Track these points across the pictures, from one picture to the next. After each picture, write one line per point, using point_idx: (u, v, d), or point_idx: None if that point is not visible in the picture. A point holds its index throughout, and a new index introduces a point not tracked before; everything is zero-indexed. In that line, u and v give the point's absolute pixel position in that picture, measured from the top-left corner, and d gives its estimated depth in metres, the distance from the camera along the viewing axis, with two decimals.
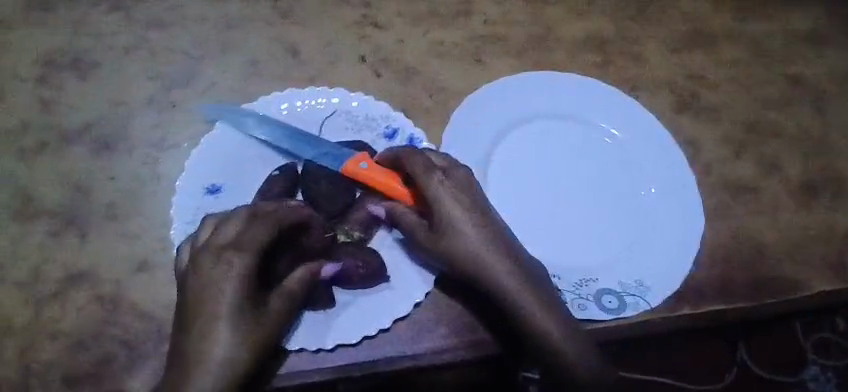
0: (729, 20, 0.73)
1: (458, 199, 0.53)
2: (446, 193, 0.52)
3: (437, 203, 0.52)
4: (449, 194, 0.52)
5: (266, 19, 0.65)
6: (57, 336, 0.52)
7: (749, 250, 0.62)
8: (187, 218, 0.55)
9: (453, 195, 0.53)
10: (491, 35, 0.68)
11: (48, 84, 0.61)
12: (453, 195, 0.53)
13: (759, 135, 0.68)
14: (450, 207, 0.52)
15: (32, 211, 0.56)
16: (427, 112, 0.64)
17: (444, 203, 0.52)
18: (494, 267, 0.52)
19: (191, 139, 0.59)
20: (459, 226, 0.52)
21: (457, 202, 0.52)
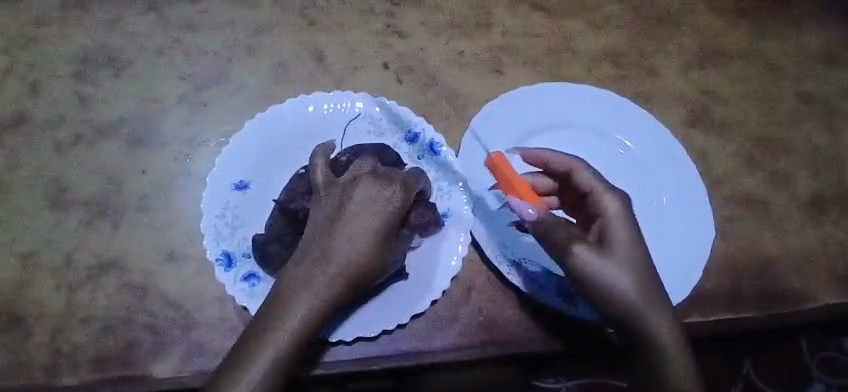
0: (744, 40, 0.75)
1: (628, 219, 0.51)
2: (622, 213, 0.51)
3: (608, 221, 0.51)
4: (623, 214, 0.51)
5: (294, 24, 0.67)
6: (87, 321, 0.54)
7: (758, 262, 0.64)
8: (216, 212, 0.57)
9: (624, 217, 0.51)
10: (511, 47, 0.70)
11: (83, 79, 0.63)
12: (629, 217, 0.51)
13: (771, 151, 0.70)
14: (619, 226, 0.51)
15: (65, 201, 0.59)
16: (447, 119, 0.66)
17: (613, 221, 0.51)
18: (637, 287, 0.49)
19: (220, 136, 0.62)
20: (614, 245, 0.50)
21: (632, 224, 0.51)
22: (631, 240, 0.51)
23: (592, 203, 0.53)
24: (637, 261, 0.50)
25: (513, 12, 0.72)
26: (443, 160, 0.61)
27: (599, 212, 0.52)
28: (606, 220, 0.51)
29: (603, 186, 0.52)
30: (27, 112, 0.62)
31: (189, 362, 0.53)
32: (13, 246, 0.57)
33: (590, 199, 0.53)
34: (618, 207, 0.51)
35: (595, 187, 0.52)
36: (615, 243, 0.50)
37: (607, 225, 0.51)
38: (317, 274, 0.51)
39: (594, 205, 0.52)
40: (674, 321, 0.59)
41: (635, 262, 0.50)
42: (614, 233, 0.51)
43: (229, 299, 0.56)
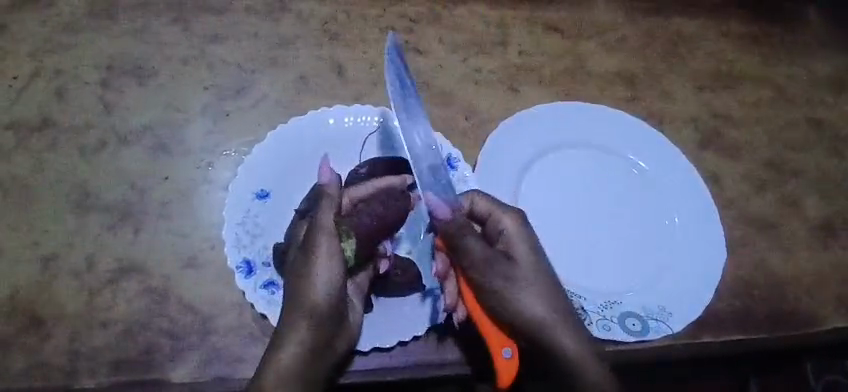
0: (755, 64, 0.76)
1: (529, 241, 0.55)
2: (524, 235, 0.55)
3: (510, 242, 0.54)
4: (525, 235, 0.55)
5: (316, 38, 0.69)
6: (107, 324, 0.55)
7: (768, 283, 0.64)
8: (237, 219, 0.58)
9: (524, 239, 0.54)
10: (527, 66, 0.71)
11: (108, 86, 0.65)
12: (530, 238, 0.55)
13: (781, 174, 0.71)
14: (520, 246, 0.54)
15: (88, 205, 0.59)
16: (463, 135, 0.67)
17: (516, 241, 0.54)
18: (537, 295, 0.52)
19: (241, 146, 0.63)
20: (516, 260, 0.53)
21: (533, 245, 0.54)
22: (532, 256, 0.54)
23: (491, 226, 0.55)
24: (535, 272, 0.53)
25: (529, 32, 0.73)
26: (460, 175, 0.62)
27: (500, 232, 0.55)
28: (508, 237, 0.54)
29: (501, 211, 0.55)
30: (53, 117, 0.63)
31: (207, 368, 0.54)
32: (35, 248, 0.57)
33: (490, 223, 0.56)
34: (519, 229, 0.55)
35: (498, 213, 0.55)
36: (515, 257, 0.54)
37: (507, 247, 0.54)
38: (299, 308, 0.50)
39: (492, 228, 0.55)
40: (685, 340, 0.60)
41: (531, 272, 0.53)
42: (514, 251, 0.54)
43: (248, 307, 0.57)
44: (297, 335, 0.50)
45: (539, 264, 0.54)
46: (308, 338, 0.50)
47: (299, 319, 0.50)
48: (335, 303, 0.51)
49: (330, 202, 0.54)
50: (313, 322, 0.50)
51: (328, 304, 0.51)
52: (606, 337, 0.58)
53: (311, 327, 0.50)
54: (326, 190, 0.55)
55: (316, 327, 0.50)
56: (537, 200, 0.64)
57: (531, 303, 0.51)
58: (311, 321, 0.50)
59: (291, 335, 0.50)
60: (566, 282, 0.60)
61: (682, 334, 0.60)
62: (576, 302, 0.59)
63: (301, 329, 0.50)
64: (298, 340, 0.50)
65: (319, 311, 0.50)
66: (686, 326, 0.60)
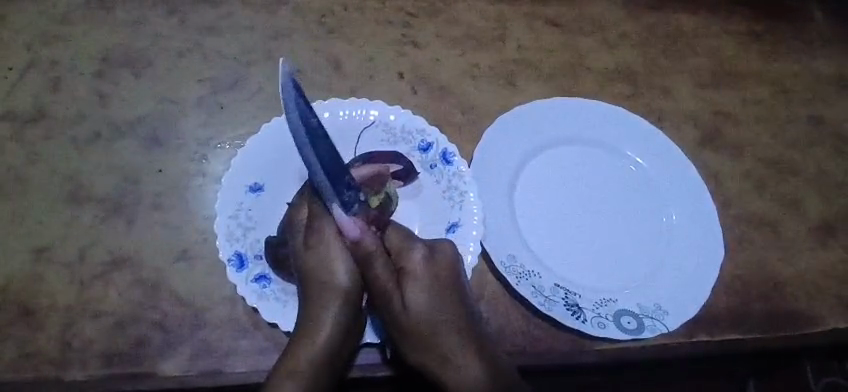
0: (755, 62, 0.75)
1: (425, 281, 0.53)
2: (424, 275, 0.53)
3: (408, 280, 0.53)
4: (423, 273, 0.53)
5: (313, 32, 0.68)
6: (98, 316, 0.55)
7: (768, 282, 0.64)
8: (229, 213, 0.58)
9: (421, 278, 0.53)
10: (526, 61, 0.71)
11: (103, 78, 0.64)
12: (431, 276, 0.53)
13: (782, 173, 0.70)
14: (416, 287, 0.53)
15: (81, 196, 0.59)
16: (460, 130, 0.66)
17: (413, 281, 0.53)
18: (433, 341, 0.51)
19: (235, 139, 0.63)
20: (408, 302, 0.53)
21: (430, 285, 0.53)
22: (424, 298, 0.53)
23: (394, 259, 0.54)
24: (420, 317, 0.52)
25: (529, 27, 0.73)
26: (456, 169, 0.61)
27: (401, 266, 0.54)
28: (405, 275, 0.54)
29: (408, 244, 0.55)
30: (48, 107, 0.62)
31: (197, 361, 0.54)
32: (28, 239, 0.57)
33: (396, 254, 0.55)
34: (420, 266, 0.54)
35: (404, 246, 0.55)
36: (409, 298, 0.53)
37: (403, 284, 0.53)
38: (327, 293, 0.53)
39: (394, 261, 0.54)
40: (680, 339, 0.59)
41: (417, 317, 0.52)
42: (408, 289, 0.53)
43: (241, 301, 0.56)
44: (332, 316, 0.52)
45: (432, 308, 0.52)
46: (341, 320, 0.52)
47: (331, 301, 0.53)
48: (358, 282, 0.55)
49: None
50: (345, 301, 0.53)
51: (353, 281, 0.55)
52: (600, 335, 0.57)
53: (342, 306, 0.53)
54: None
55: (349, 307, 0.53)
56: (532, 196, 0.63)
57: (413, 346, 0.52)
58: (340, 300, 0.53)
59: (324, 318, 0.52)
60: (560, 279, 0.59)
61: (677, 333, 0.59)
62: (570, 299, 0.58)
63: (333, 310, 0.52)
64: (330, 322, 0.52)
65: (347, 292, 0.54)
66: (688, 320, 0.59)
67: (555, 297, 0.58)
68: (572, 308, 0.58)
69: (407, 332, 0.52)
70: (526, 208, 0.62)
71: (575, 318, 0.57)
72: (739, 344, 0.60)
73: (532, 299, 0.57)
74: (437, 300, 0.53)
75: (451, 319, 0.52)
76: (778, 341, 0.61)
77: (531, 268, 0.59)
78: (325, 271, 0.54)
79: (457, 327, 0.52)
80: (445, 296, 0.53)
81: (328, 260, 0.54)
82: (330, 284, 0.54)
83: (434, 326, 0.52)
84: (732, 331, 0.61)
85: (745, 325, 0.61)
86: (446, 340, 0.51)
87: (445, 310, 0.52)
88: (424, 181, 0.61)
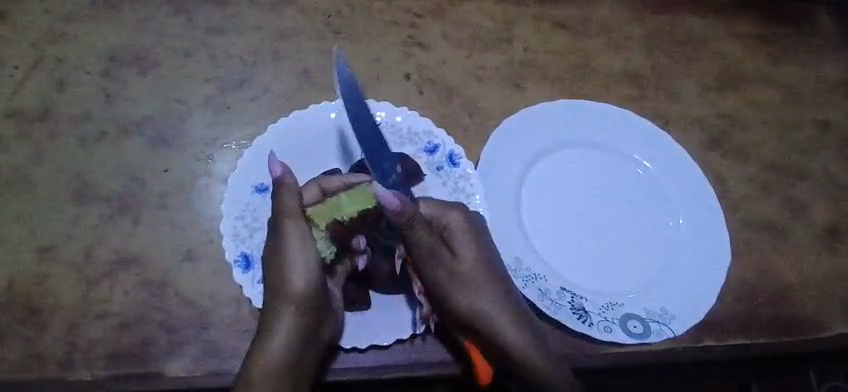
0: (762, 65, 0.75)
1: (471, 239, 0.56)
2: (467, 234, 0.56)
3: (453, 239, 0.56)
4: (467, 232, 0.56)
5: (319, 32, 0.68)
6: (104, 316, 0.55)
7: (774, 286, 0.64)
8: (236, 213, 0.57)
9: (467, 235, 0.56)
10: (533, 63, 0.71)
11: (109, 76, 0.64)
12: (473, 235, 0.56)
13: (789, 177, 0.70)
14: (463, 244, 0.56)
15: (87, 195, 0.59)
16: (467, 132, 0.66)
17: (459, 238, 0.56)
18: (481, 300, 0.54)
19: (241, 139, 0.63)
20: (456, 254, 0.55)
21: (475, 243, 0.56)
22: (471, 254, 0.55)
23: (437, 222, 0.56)
24: (471, 273, 0.55)
25: (536, 28, 0.72)
26: (462, 172, 0.61)
27: (444, 228, 0.56)
28: (449, 234, 0.56)
29: (447, 211, 0.56)
30: (54, 106, 0.62)
31: (203, 362, 0.54)
32: (33, 239, 0.57)
33: (437, 218, 0.56)
34: (462, 227, 0.56)
35: (444, 210, 0.56)
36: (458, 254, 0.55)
37: (449, 242, 0.56)
38: (284, 303, 0.51)
39: (438, 224, 0.56)
40: (685, 344, 0.59)
41: (470, 271, 0.55)
42: (455, 246, 0.55)
43: (246, 301, 0.56)
44: (285, 327, 0.51)
45: (479, 266, 0.55)
46: (296, 332, 0.50)
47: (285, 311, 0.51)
48: (317, 289, 0.52)
49: (291, 191, 0.52)
50: (301, 311, 0.51)
51: (309, 290, 0.51)
52: (606, 339, 0.57)
53: (296, 317, 0.51)
54: (283, 181, 0.52)
55: (303, 319, 0.51)
56: (539, 198, 0.63)
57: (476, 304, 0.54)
58: (294, 311, 0.51)
59: (277, 329, 0.51)
60: (566, 282, 0.59)
61: (683, 337, 0.59)
62: (576, 303, 0.58)
63: (287, 320, 0.51)
64: (283, 335, 0.50)
65: (302, 301, 0.51)
66: (698, 321, 0.60)
67: (561, 301, 0.58)
68: (578, 312, 0.58)
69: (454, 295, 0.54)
70: (532, 211, 0.62)
71: (581, 322, 0.57)
72: (744, 348, 0.60)
73: (538, 302, 0.57)
74: (483, 258, 0.56)
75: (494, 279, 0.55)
76: (783, 345, 0.61)
77: (537, 271, 0.59)
78: (281, 279, 0.52)
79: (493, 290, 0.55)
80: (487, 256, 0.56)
81: (284, 267, 0.52)
82: (285, 293, 0.51)
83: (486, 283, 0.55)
84: (738, 336, 0.61)
85: (751, 330, 0.61)
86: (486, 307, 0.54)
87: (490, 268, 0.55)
88: (430, 183, 0.61)
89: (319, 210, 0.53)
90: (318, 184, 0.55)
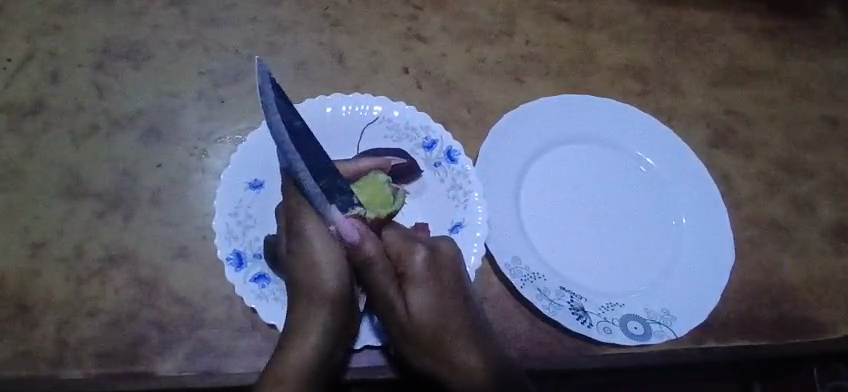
0: (768, 60, 0.73)
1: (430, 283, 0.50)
2: (425, 275, 0.51)
3: (409, 283, 0.50)
4: (425, 270, 0.51)
5: (316, 25, 0.67)
6: (95, 314, 0.54)
7: (780, 286, 0.62)
8: (229, 209, 0.56)
9: (424, 274, 0.51)
10: (534, 56, 0.69)
11: (102, 69, 0.63)
12: (433, 278, 0.51)
13: (795, 174, 0.68)
14: (419, 289, 0.50)
15: (79, 190, 0.58)
16: (465, 127, 0.65)
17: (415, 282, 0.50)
18: (432, 355, 0.50)
19: (236, 133, 0.62)
20: (409, 302, 0.50)
21: (433, 284, 0.50)
22: (425, 298, 0.50)
23: (392, 252, 0.51)
24: (426, 324, 0.49)
25: (538, 21, 0.71)
26: (461, 168, 0.60)
27: (402, 269, 0.51)
28: (406, 277, 0.51)
29: (410, 245, 0.51)
30: (47, 100, 0.61)
31: (195, 361, 0.53)
32: (24, 235, 0.56)
33: (397, 250, 0.51)
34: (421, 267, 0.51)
35: (405, 244, 0.52)
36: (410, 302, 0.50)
37: (405, 284, 0.51)
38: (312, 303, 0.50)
39: (394, 253, 0.51)
40: (688, 345, 0.58)
41: (420, 320, 0.50)
42: (410, 293, 0.50)
43: (239, 300, 0.55)
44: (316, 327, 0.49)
45: (435, 312, 0.50)
46: (331, 327, 0.50)
47: (312, 312, 0.50)
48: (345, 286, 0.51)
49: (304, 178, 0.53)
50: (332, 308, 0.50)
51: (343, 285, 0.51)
52: (605, 340, 0.56)
53: (330, 316, 0.50)
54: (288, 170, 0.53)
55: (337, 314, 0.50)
56: (537, 200, 0.61)
57: (426, 356, 0.50)
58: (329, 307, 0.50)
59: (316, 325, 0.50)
60: (566, 282, 0.58)
61: (686, 338, 0.58)
62: (576, 303, 0.57)
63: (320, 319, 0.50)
64: (318, 330, 0.49)
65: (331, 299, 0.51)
66: (700, 322, 0.58)
67: (561, 301, 0.57)
68: (578, 312, 0.57)
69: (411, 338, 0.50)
70: (531, 211, 0.61)
71: (581, 323, 0.56)
72: (747, 349, 0.59)
73: (538, 303, 0.56)
74: (440, 304, 0.50)
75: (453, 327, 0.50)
76: (788, 346, 0.60)
77: (536, 270, 0.58)
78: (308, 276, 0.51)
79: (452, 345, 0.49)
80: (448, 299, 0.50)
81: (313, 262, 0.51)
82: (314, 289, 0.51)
83: (439, 333, 0.49)
84: (742, 336, 0.59)
85: (755, 330, 0.60)
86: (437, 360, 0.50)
87: (448, 313, 0.50)
88: (427, 179, 0.60)
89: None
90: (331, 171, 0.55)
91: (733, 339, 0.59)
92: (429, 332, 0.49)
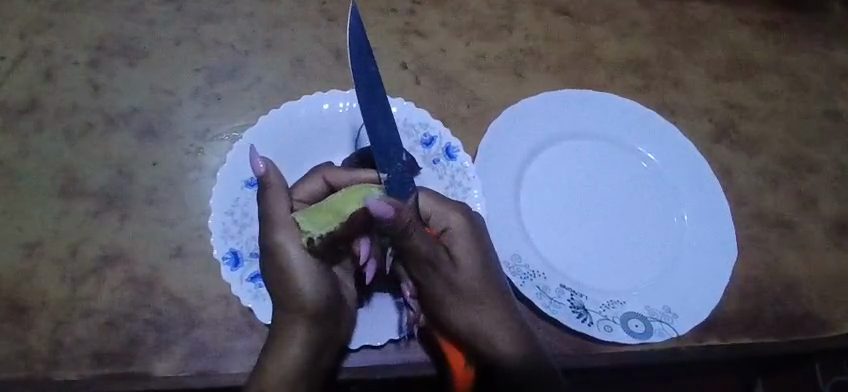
0: (771, 53, 0.72)
1: (470, 241, 0.53)
2: (465, 235, 0.53)
3: (453, 242, 0.53)
4: (467, 235, 0.53)
5: (313, 20, 0.66)
6: (91, 314, 0.53)
7: (783, 284, 0.62)
8: (225, 208, 0.56)
9: (468, 237, 0.53)
10: (534, 51, 0.68)
11: (96, 66, 0.62)
12: (474, 238, 0.53)
13: (797, 170, 0.68)
14: (462, 247, 0.53)
15: (74, 190, 0.58)
16: (464, 123, 0.64)
17: (458, 239, 0.53)
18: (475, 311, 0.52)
19: (232, 131, 0.61)
20: (457, 265, 0.52)
21: (476, 246, 0.53)
22: (473, 260, 0.53)
23: (435, 222, 0.53)
24: (472, 279, 0.52)
25: (537, 15, 0.70)
26: (460, 165, 0.60)
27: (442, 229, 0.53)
28: (448, 236, 0.53)
29: (446, 208, 0.54)
30: (41, 98, 0.61)
31: (191, 361, 0.52)
32: (18, 235, 0.55)
33: (437, 219, 0.53)
34: (462, 229, 0.53)
35: (445, 208, 0.54)
36: (457, 260, 0.53)
37: (451, 247, 0.53)
38: (292, 313, 0.50)
39: (436, 224, 0.53)
40: (690, 343, 0.57)
41: (468, 275, 0.52)
42: (455, 250, 0.53)
43: (236, 300, 0.55)
44: (298, 337, 0.49)
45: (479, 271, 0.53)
46: (311, 337, 0.49)
47: (296, 318, 0.50)
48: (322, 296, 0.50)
49: (278, 190, 0.50)
50: (311, 318, 0.49)
51: (319, 296, 0.50)
52: (605, 339, 0.55)
53: (307, 329, 0.49)
54: (264, 180, 0.50)
55: (317, 324, 0.50)
56: (538, 195, 0.61)
57: (469, 310, 0.52)
58: (307, 317, 0.49)
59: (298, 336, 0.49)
60: (566, 280, 0.57)
61: (687, 336, 0.57)
62: (576, 301, 0.57)
63: (300, 326, 0.49)
64: (303, 337, 0.49)
65: (306, 309, 0.49)
66: (701, 320, 0.58)
67: (561, 300, 0.56)
68: (578, 311, 0.56)
69: (458, 293, 0.52)
70: (532, 207, 0.60)
71: (581, 322, 0.56)
72: (749, 347, 0.58)
73: (538, 301, 0.56)
74: (486, 267, 0.53)
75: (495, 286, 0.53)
76: (791, 343, 0.59)
77: (535, 268, 0.57)
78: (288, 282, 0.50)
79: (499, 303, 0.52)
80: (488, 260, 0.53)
81: (290, 273, 0.49)
82: (294, 299, 0.49)
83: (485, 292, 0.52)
84: (744, 334, 0.59)
85: (757, 328, 0.59)
86: (479, 319, 0.51)
87: (493, 277, 0.53)
88: (426, 177, 0.60)
89: (313, 216, 0.49)
90: (323, 178, 0.53)
91: (736, 338, 0.58)
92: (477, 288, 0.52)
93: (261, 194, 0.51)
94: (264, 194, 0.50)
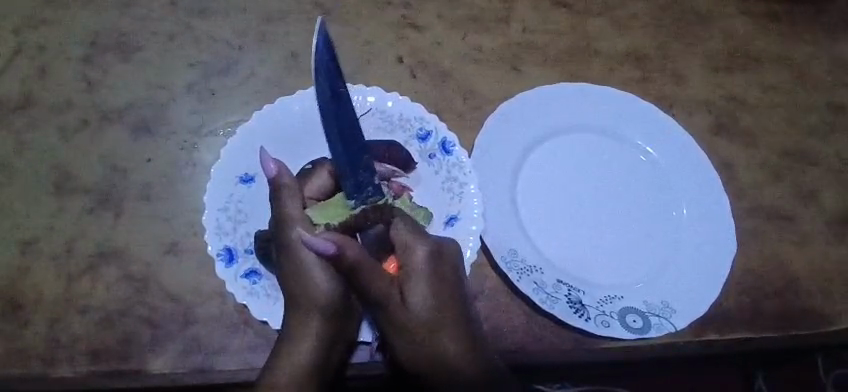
0: (772, 45, 0.72)
1: (427, 280, 0.49)
2: (424, 274, 0.49)
3: (409, 281, 0.49)
4: (425, 273, 0.49)
5: (308, 14, 0.66)
6: (87, 311, 0.53)
7: (783, 278, 0.61)
8: (219, 205, 0.56)
9: (425, 277, 0.49)
10: (531, 43, 0.68)
11: (90, 62, 0.62)
12: (434, 277, 0.49)
13: (798, 163, 0.67)
14: (418, 288, 0.49)
15: (68, 186, 0.57)
16: (461, 118, 0.63)
17: (414, 278, 0.49)
18: (418, 351, 0.48)
19: (226, 127, 0.61)
20: (405, 302, 0.48)
21: (433, 284, 0.49)
22: (425, 300, 0.49)
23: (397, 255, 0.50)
24: (422, 320, 0.48)
25: (536, 8, 0.69)
26: (456, 159, 0.59)
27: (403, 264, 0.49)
28: (404, 273, 0.49)
29: (412, 239, 0.50)
30: (34, 95, 0.60)
31: (186, 358, 0.52)
32: (13, 232, 0.55)
33: (399, 252, 0.50)
34: (422, 266, 0.49)
35: (409, 242, 0.50)
36: (409, 301, 0.48)
37: (405, 284, 0.49)
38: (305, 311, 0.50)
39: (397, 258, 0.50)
40: (687, 338, 0.57)
41: (417, 317, 0.48)
42: (409, 290, 0.49)
43: (231, 297, 0.54)
44: (314, 334, 0.49)
45: (433, 310, 0.48)
46: (324, 332, 0.49)
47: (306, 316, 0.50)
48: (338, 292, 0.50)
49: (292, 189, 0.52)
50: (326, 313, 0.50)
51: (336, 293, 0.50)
52: (603, 334, 0.55)
53: (322, 327, 0.50)
54: (279, 181, 0.52)
55: (332, 320, 0.50)
56: (535, 190, 0.60)
57: (415, 351, 0.48)
58: (323, 313, 0.50)
59: (305, 331, 0.49)
60: (563, 275, 0.57)
61: (685, 332, 0.57)
62: (573, 296, 0.56)
63: (316, 321, 0.50)
64: (316, 331, 0.49)
65: (322, 305, 0.50)
66: (700, 315, 0.57)
67: (558, 294, 0.56)
68: (575, 306, 0.55)
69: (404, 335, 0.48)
70: (529, 203, 0.60)
71: (579, 317, 0.55)
72: (750, 342, 0.58)
73: (534, 296, 0.55)
74: (442, 304, 0.49)
75: (449, 325, 0.49)
76: (793, 338, 0.58)
77: (532, 263, 0.57)
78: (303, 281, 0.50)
79: (451, 340, 0.48)
80: (448, 296, 0.49)
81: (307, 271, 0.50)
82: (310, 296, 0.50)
83: (436, 328, 0.48)
84: (744, 328, 0.58)
85: (757, 323, 0.59)
86: (422, 359, 0.48)
87: (448, 315, 0.49)
88: (422, 172, 0.59)
89: (325, 209, 0.51)
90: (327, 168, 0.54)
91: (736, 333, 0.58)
92: (426, 327, 0.48)
93: (275, 193, 0.52)
94: (278, 194, 0.52)
